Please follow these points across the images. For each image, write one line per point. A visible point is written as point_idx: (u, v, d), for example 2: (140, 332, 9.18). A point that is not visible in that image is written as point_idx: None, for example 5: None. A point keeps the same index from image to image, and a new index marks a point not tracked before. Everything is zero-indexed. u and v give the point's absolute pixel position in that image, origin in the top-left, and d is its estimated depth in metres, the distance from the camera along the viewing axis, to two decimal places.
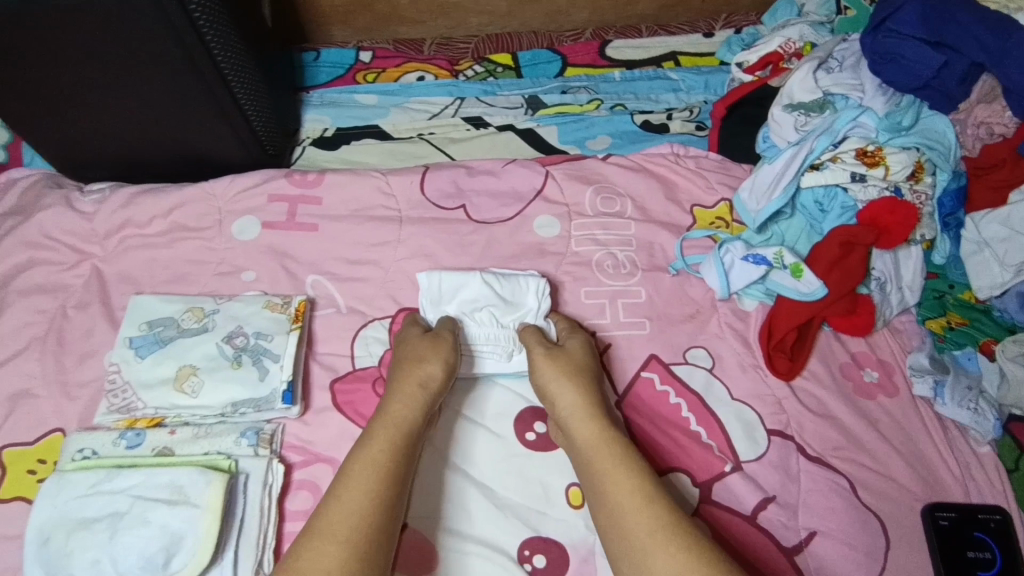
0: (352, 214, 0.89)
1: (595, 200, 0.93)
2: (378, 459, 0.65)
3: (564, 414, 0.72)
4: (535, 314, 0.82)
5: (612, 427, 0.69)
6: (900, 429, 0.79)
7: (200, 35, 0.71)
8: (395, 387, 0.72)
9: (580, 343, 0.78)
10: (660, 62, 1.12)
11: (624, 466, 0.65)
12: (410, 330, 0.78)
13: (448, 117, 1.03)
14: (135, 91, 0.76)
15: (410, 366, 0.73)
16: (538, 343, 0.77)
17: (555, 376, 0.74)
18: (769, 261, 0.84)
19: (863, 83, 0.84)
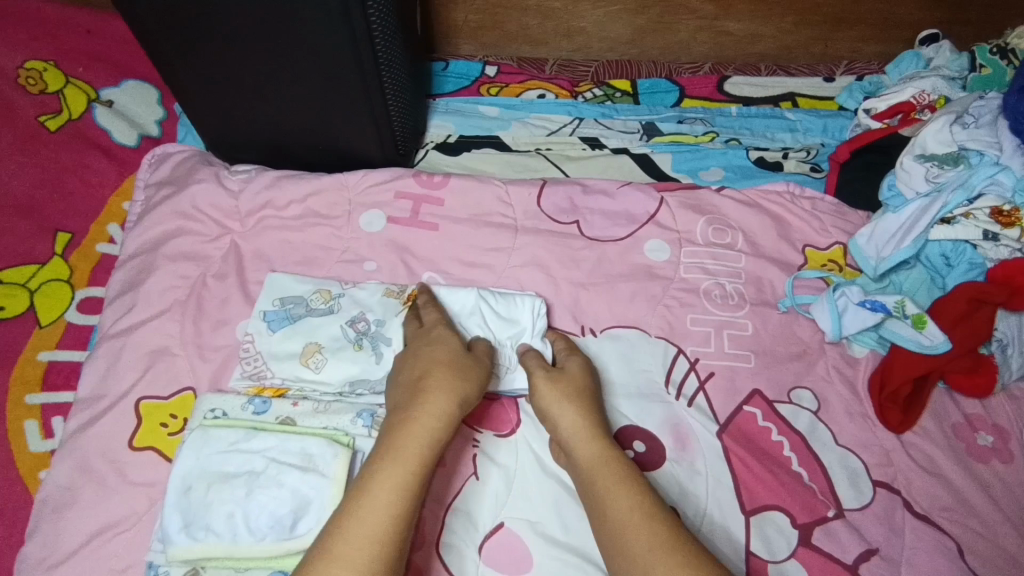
0: (472, 217, 0.93)
1: (707, 230, 0.94)
2: (405, 479, 0.58)
3: (566, 434, 0.69)
4: (531, 333, 0.80)
5: (616, 449, 0.67)
6: (1013, 497, 0.76)
7: (371, 35, 0.76)
8: (423, 396, 0.64)
9: (582, 366, 0.76)
10: (778, 101, 1.13)
11: (629, 487, 0.63)
12: (445, 334, 0.73)
13: (565, 136, 1.06)
14: (299, 80, 0.82)
15: (450, 379, 0.66)
16: (540, 365, 0.74)
17: (558, 398, 0.71)
18: (890, 309, 0.83)
19: (1001, 141, 0.83)
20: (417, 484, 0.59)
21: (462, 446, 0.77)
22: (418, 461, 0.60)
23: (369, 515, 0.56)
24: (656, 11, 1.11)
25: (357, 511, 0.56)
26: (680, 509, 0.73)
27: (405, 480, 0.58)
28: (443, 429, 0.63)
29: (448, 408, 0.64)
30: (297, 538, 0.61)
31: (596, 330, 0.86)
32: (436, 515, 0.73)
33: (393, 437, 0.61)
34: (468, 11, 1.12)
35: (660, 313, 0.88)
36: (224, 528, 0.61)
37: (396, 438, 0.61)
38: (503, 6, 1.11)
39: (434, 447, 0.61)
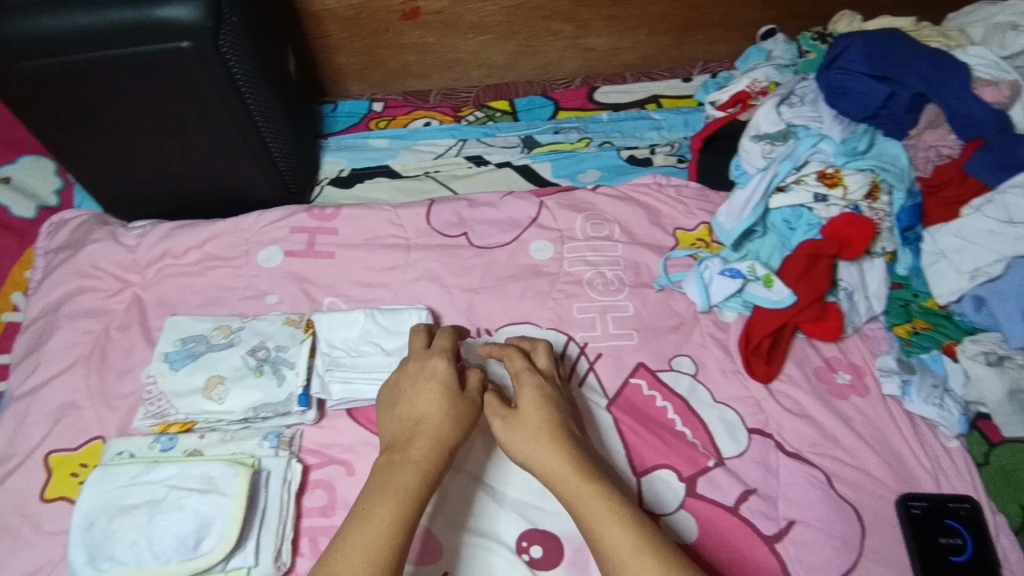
0: (367, 241, 0.99)
1: (586, 225, 1.03)
2: (401, 511, 0.65)
3: (533, 464, 0.71)
4: None
5: (593, 480, 0.68)
6: (873, 427, 0.85)
7: (235, 84, 0.82)
8: (418, 440, 0.71)
9: (535, 398, 0.75)
10: (644, 104, 1.23)
11: (612, 517, 0.65)
12: (442, 369, 0.76)
13: (452, 157, 1.13)
14: (176, 133, 0.86)
15: (441, 421, 0.72)
16: (495, 412, 0.75)
17: (521, 443, 0.72)
18: (745, 274, 0.92)
19: (821, 115, 0.94)
20: (410, 522, 0.65)
21: (368, 453, 0.80)
22: (411, 500, 0.66)
23: (361, 557, 0.61)
24: (523, 35, 1.20)
25: (354, 545, 0.62)
26: None
27: (398, 522, 0.64)
28: (433, 470, 0.69)
29: (438, 453, 0.70)
30: (201, 556, 0.64)
31: (492, 330, 0.93)
32: None
33: (386, 476, 0.67)
34: (349, 55, 1.18)
35: (549, 307, 0.96)
36: (129, 555, 0.64)
37: (391, 478, 0.67)
38: (380, 47, 1.18)
39: (422, 483, 0.67)
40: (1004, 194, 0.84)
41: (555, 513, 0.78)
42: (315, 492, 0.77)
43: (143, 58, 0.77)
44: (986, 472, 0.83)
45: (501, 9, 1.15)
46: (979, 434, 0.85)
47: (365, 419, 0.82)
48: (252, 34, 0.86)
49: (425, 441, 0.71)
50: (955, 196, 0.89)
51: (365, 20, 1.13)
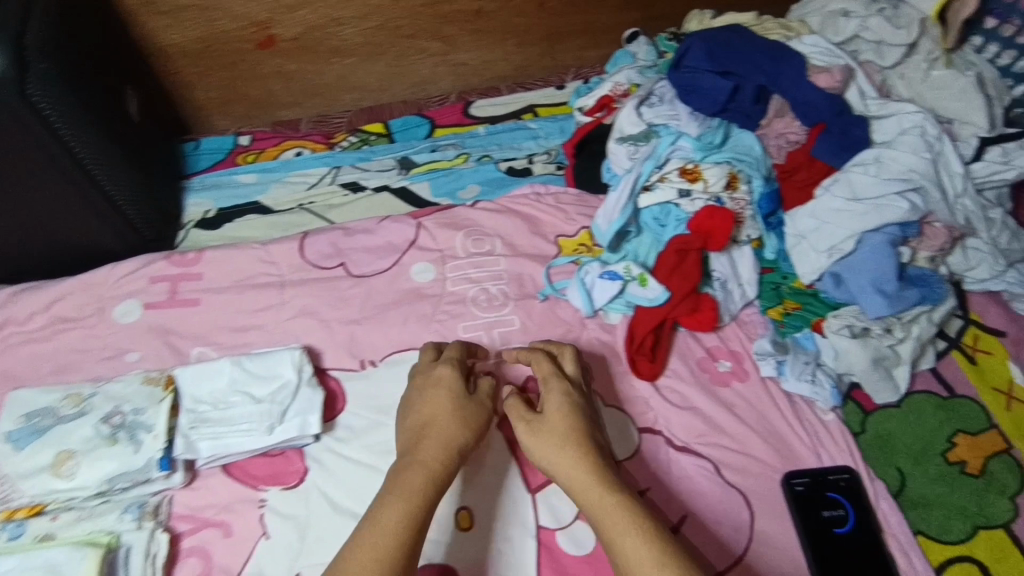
0: (235, 284, 0.94)
1: (466, 242, 1.01)
2: (412, 510, 0.64)
3: (555, 470, 0.71)
4: (293, 384, 0.82)
5: (616, 490, 0.68)
6: (755, 410, 0.87)
7: (58, 139, 0.78)
8: (433, 441, 0.72)
9: (562, 404, 0.76)
10: (520, 114, 1.23)
11: (634, 523, 0.64)
12: (450, 377, 0.78)
13: (327, 186, 1.09)
14: (0, 198, 0.81)
15: (455, 426, 0.74)
16: (519, 418, 0.76)
17: (545, 449, 0.72)
18: (621, 274, 0.93)
19: (678, 113, 0.95)
20: (422, 522, 0.64)
21: (248, 511, 0.77)
22: (422, 502, 0.66)
23: (372, 555, 0.60)
24: (390, 55, 1.17)
25: (369, 540, 0.61)
26: (472, 506, 0.78)
27: (413, 521, 0.64)
28: (446, 471, 0.70)
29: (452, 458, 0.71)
30: None
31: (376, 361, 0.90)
32: None
33: (399, 478, 0.67)
34: (206, 90, 1.13)
35: (434, 330, 0.94)
36: None
37: (405, 478, 0.67)
38: (240, 79, 1.13)
39: (434, 484, 0.68)
40: (849, 172, 0.89)
41: (449, 544, 0.75)
42: (187, 561, 0.74)
43: None
44: (863, 439, 0.87)
45: (361, 31, 1.12)
46: (855, 404, 0.90)
47: (242, 472, 0.80)
48: (71, 83, 0.81)
49: (444, 447, 0.71)
50: (806, 178, 0.93)
51: (217, 52, 1.09)
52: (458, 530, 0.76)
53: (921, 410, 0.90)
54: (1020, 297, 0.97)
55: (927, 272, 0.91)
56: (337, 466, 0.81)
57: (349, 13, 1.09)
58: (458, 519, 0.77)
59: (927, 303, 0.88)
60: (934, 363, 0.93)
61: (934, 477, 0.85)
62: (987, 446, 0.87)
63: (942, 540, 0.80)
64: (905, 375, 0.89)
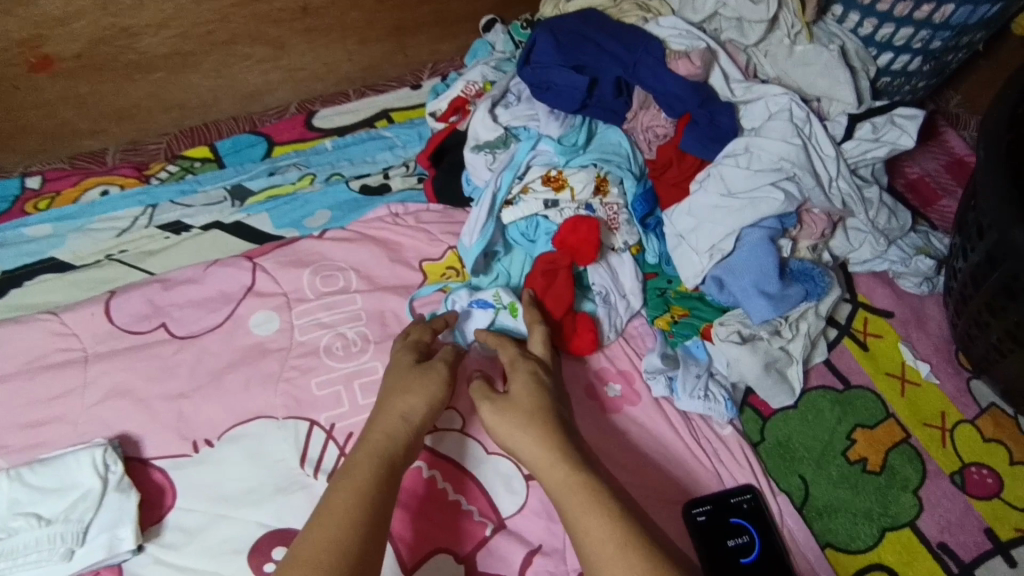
0: (24, 368, 0.77)
1: (314, 281, 0.88)
2: (364, 488, 0.61)
3: (520, 450, 0.67)
4: (92, 492, 0.67)
5: (581, 470, 0.63)
6: (650, 434, 0.80)
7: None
8: (386, 417, 0.68)
9: (528, 381, 0.71)
10: (373, 122, 1.09)
11: (596, 509, 0.60)
12: (408, 356, 0.75)
13: (141, 229, 0.92)
14: None
15: (410, 398, 0.70)
16: (482, 397, 0.71)
17: (509, 429, 0.68)
18: (490, 303, 0.83)
19: (537, 112, 0.86)
20: (379, 507, 0.60)
21: None
22: (381, 482, 0.62)
23: (327, 538, 0.56)
24: (207, 65, 1.00)
25: (319, 530, 0.57)
26: None
27: (369, 506, 0.59)
28: (403, 449, 0.66)
29: (408, 437, 0.67)
30: None
31: (212, 442, 0.76)
32: None
33: (357, 458, 0.64)
34: None
35: (282, 391, 0.80)
36: None
37: (357, 462, 0.63)
38: (17, 109, 0.93)
39: (393, 463, 0.64)
40: (720, 167, 0.82)
41: None
42: None
43: None
44: (763, 449, 0.82)
45: (164, 40, 0.95)
46: (752, 411, 0.85)
47: None
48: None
49: (401, 424, 0.67)
50: (678, 175, 0.86)
51: None
52: None
53: (818, 408, 0.85)
54: (905, 274, 0.94)
55: (810, 264, 0.86)
56: None
57: (140, 21, 0.92)
58: None
59: (812, 299, 0.83)
60: (827, 355, 0.89)
61: (837, 480, 0.80)
62: (885, 438, 0.83)
63: (849, 549, 0.76)
64: (798, 375, 0.84)
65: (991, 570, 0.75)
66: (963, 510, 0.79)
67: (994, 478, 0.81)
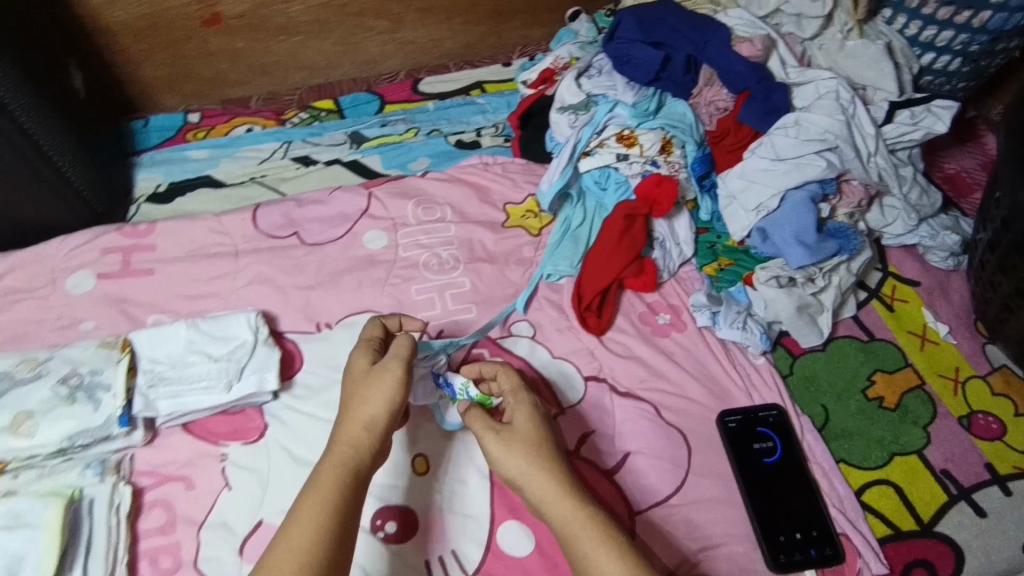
0: (188, 253, 0.96)
1: (417, 210, 1.05)
2: (328, 501, 0.63)
3: (522, 481, 0.70)
4: (248, 343, 0.85)
5: (586, 504, 0.67)
6: (693, 357, 0.94)
7: (13, 119, 0.81)
8: (341, 425, 0.70)
9: (530, 416, 0.75)
10: (468, 91, 1.27)
11: (601, 539, 0.64)
12: (358, 358, 0.75)
13: (278, 160, 1.11)
14: None
15: (363, 402, 0.70)
16: (487, 429, 0.74)
17: (518, 457, 0.71)
18: (456, 390, 0.80)
19: (615, 83, 1.02)
20: (343, 523, 0.62)
21: (210, 465, 0.80)
22: (347, 494, 0.64)
23: (300, 548, 0.59)
24: (337, 33, 1.20)
25: (289, 546, 0.60)
26: (428, 453, 0.83)
27: (335, 520, 0.62)
28: (368, 456, 0.68)
29: (373, 443, 0.69)
30: None
31: (331, 325, 0.93)
32: (191, 535, 0.75)
33: (320, 468, 0.66)
34: (153, 67, 1.14)
35: (388, 293, 0.97)
36: None
37: (321, 475, 0.65)
38: (187, 57, 1.14)
39: (358, 472, 0.66)
40: (772, 136, 0.96)
41: (405, 486, 0.80)
42: (152, 512, 0.76)
43: None
44: (791, 380, 0.95)
45: (308, 8, 1.14)
46: (784, 349, 0.98)
47: (202, 429, 0.83)
48: (22, 68, 0.85)
49: (364, 434, 0.69)
50: (735, 143, 0.99)
51: (163, 28, 1.09)
52: (415, 475, 0.81)
53: (844, 353, 0.97)
54: (933, 249, 1.05)
55: (846, 226, 0.98)
56: (298, 421, 0.84)
57: None
58: (414, 465, 0.82)
59: (844, 254, 0.95)
60: (856, 312, 1.01)
61: (855, 412, 0.92)
62: (903, 382, 0.95)
63: (861, 466, 0.88)
64: (827, 321, 0.96)
65: (988, 496, 0.86)
66: (967, 446, 0.90)
67: (998, 424, 0.92)
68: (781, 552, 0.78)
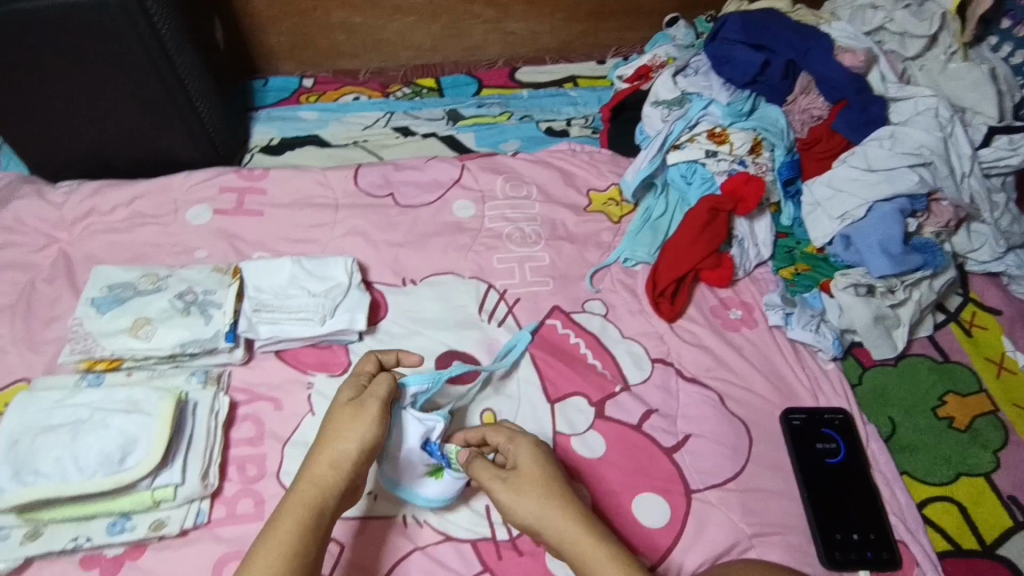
0: (294, 201, 1.04)
1: (505, 186, 1.10)
2: (287, 538, 0.61)
3: (537, 524, 0.69)
4: (342, 284, 0.91)
5: (605, 542, 0.66)
6: (761, 354, 0.95)
7: (168, 58, 0.93)
8: (309, 461, 0.69)
9: (533, 456, 0.74)
10: (562, 83, 1.32)
11: None
12: (342, 392, 0.75)
13: (380, 128, 1.19)
14: (116, 96, 0.94)
15: (335, 437, 0.70)
16: (493, 476, 0.73)
17: (529, 501, 0.70)
18: (449, 461, 0.78)
19: (711, 84, 1.05)
20: (300, 562, 0.60)
21: (297, 390, 0.86)
22: (310, 532, 0.63)
23: None
24: (447, 18, 1.27)
25: None
26: (495, 409, 0.88)
27: (292, 559, 0.60)
28: (333, 495, 0.66)
29: (340, 482, 0.68)
30: (126, 469, 0.70)
31: (416, 281, 0.98)
32: (276, 450, 0.81)
33: (285, 503, 0.65)
34: (278, 34, 1.23)
35: (471, 259, 1.02)
36: (54, 469, 0.70)
37: (285, 511, 0.64)
38: (309, 27, 1.23)
39: (322, 509, 0.65)
40: (866, 147, 0.97)
41: None
42: (244, 424, 0.83)
43: (82, 25, 0.86)
44: (860, 390, 0.95)
45: None
46: (854, 359, 0.98)
47: (293, 358, 0.89)
48: (181, 12, 0.97)
49: (330, 472, 0.68)
50: (825, 150, 1.02)
51: None
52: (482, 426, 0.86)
53: (917, 370, 0.97)
54: (1019, 279, 1.04)
55: (932, 242, 0.98)
56: None
57: None
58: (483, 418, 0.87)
59: (929, 269, 0.95)
60: (932, 332, 1.01)
61: (923, 428, 0.91)
62: (975, 406, 0.93)
63: (926, 481, 0.87)
64: (903, 335, 0.96)
65: None
66: None
67: None
68: (836, 549, 0.78)
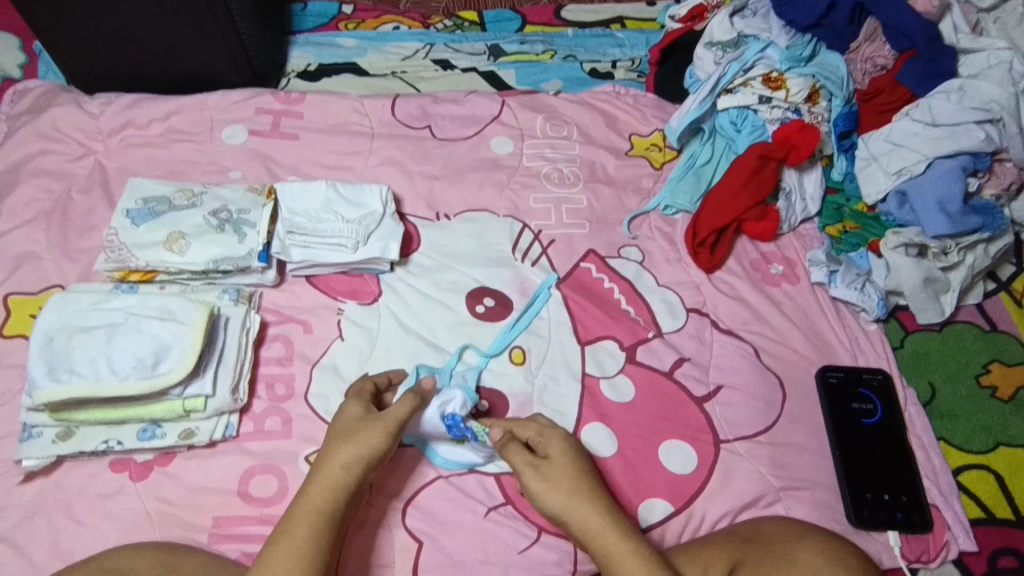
0: (329, 127, 1.01)
1: (545, 125, 1.06)
2: (298, 548, 0.62)
3: (566, 515, 0.69)
4: (376, 212, 0.89)
5: (631, 539, 0.66)
6: (801, 311, 0.92)
7: None
8: (317, 467, 0.67)
9: (565, 448, 0.73)
10: (609, 24, 1.26)
11: None
12: (353, 404, 0.73)
13: (419, 59, 1.15)
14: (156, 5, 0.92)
15: (344, 447, 0.68)
16: (525, 462, 0.71)
17: (561, 492, 0.69)
18: (473, 435, 0.75)
19: (770, 27, 1.00)
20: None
21: (327, 315, 0.86)
22: (322, 544, 0.63)
23: None
24: None
25: None
26: (524, 346, 0.86)
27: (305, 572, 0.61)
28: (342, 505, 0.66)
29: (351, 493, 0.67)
30: (158, 375, 0.70)
31: (450, 215, 0.96)
32: (305, 371, 0.81)
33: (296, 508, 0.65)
34: None
35: (506, 197, 0.99)
36: (88, 369, 0.70)
37: (296, 518, 0.64)
38: None
39: (332, 520, 0.65)
40: (931, 99, 0.91)
41: (504, 372, 0.84)
42: (274, 343, 0.83)
43: None
44: (901, 354, 0.92)
45: None
46: (897, 322, 0.94)
47: (324, 285, 0.88)
48: None
49: (342, 474, 0.67)
50: (886, 102, 0.96)
51: None
52: (511, 364, 0.85)
53: (962, 337, 0.93)
54: None
55: (992, 204, 0.92)
56: (411, 296, 0.89)
57: None
58: (511, 355, 0.85)
59: (986, 232, 0.90)
60: (981, 300, 0.96)
61: (964, 396, 0.89)
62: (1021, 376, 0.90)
63: (962, 448, 0.85)
64: (951, 300, 0.93)
65: None
66: None
67: None
68: (865, 509, 0.77)
